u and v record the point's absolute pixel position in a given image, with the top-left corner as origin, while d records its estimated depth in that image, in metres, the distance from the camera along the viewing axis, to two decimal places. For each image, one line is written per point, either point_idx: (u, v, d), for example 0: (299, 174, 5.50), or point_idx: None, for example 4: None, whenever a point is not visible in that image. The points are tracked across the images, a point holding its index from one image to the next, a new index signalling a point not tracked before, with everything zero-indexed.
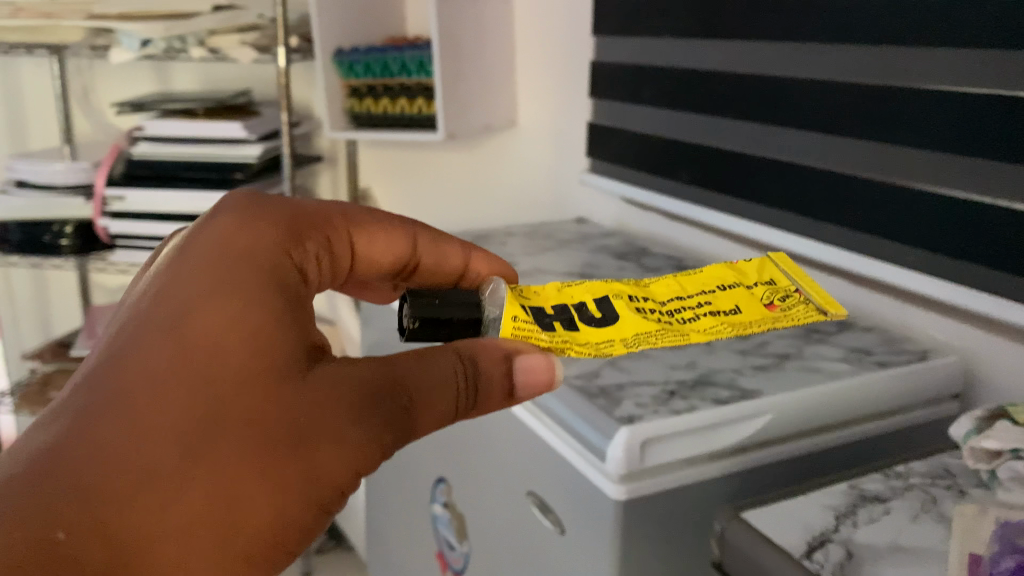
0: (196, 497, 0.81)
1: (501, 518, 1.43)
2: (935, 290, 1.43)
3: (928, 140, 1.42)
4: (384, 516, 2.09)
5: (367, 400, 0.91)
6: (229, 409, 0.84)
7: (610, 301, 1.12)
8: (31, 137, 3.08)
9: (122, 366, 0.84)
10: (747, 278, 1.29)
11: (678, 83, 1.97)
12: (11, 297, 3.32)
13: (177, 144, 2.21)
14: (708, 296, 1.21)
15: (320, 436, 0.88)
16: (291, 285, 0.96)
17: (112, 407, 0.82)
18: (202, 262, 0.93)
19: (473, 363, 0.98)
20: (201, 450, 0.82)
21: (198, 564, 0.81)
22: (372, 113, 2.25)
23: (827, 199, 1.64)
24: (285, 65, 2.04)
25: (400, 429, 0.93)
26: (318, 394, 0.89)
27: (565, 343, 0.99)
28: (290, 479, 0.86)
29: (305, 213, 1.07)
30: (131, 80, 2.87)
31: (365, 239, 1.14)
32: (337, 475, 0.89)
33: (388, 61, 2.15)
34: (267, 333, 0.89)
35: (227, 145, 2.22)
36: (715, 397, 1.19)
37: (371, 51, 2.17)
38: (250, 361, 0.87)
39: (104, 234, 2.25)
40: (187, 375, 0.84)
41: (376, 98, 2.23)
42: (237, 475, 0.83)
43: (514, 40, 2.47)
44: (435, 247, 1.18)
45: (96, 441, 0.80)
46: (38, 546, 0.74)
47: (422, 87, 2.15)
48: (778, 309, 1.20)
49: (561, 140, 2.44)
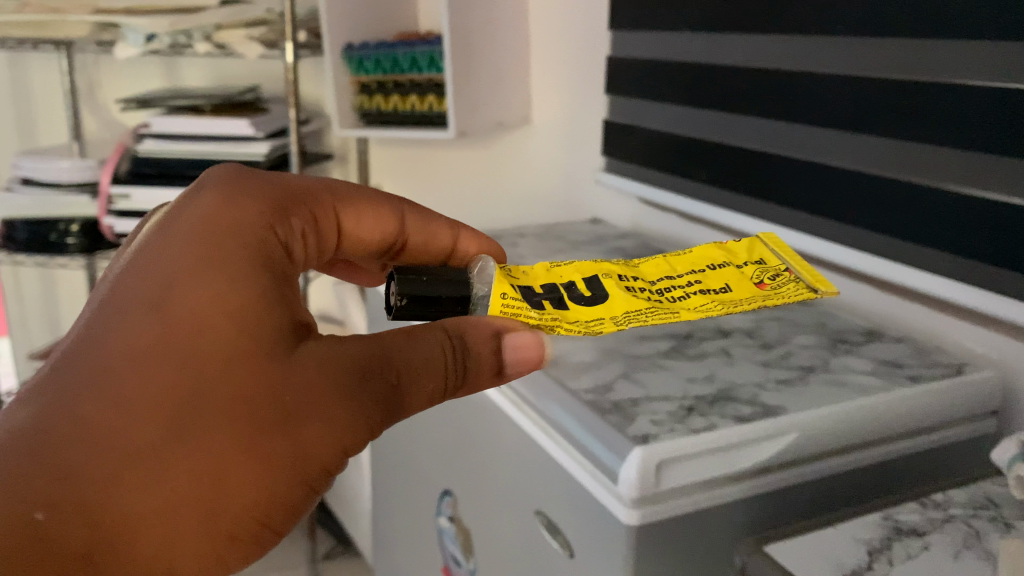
0: (181, 474, 0.86)
1: (510, 534, 1.38)
2: (971, 299, 1.36)
3: (965, 140, 1.34)
4: (392, 526, 2.04)
5: (352, 379, 0.94)
6: (208, 390, 0.88)
7: (601, 282, 1.11)
8: (41, 134, 3.05)
9: (107, 346, 0.89)
10: (739, 255, 1.24)
11: (699, 80, 1.90)
12: (21, 296, 3.30)
13: (182, 141, 2.17)
14: (698, 274, 1.17)
15: (303, 416, 0.91)
16: (277, 264, 1.00)
17: (98, 386, 0.87)
18: (187, 243, 0.96)
19: (465, 344, 1.00)
20: (183, 429, 0.87)
21: (185, 531, 0.88)
22: (382, 111, 2.20)
23: (852, 200, 1.57)
24: (293, 61, 1.98)
25: (391, 410, 0.96)
26: (301, 375, 0.91)
27: (554, 319, 1.00)
28: (273, 454, 0.90)
29: (292, 191, 1.11)
30: (139, 76, 2.83)
31: (353, 217, 1.18)
32: (321, 452, 0.93)
33: (398, 57, 2.10)
34: (249, 313, 0.92)
35: (234, 143, 2.17)
36: (736, 414, 1.13)
37: (381, 47, 2.12)
38: (230, 342, 0.90)
39: (110, 233, 2.21)
40: (171, 356, 0.89)
41: (386, 95, 2.18)
42: (221, 451, 0.88)
43: (530, 36, 2.41)
44: (423, 226, 1.21)
45: (83, 419, 0.85)
46: (21, 521, 0.80)
47: (433, 83, 2.09)
48: (769, 286, 1.14)
49: (577, 139, 2.38)
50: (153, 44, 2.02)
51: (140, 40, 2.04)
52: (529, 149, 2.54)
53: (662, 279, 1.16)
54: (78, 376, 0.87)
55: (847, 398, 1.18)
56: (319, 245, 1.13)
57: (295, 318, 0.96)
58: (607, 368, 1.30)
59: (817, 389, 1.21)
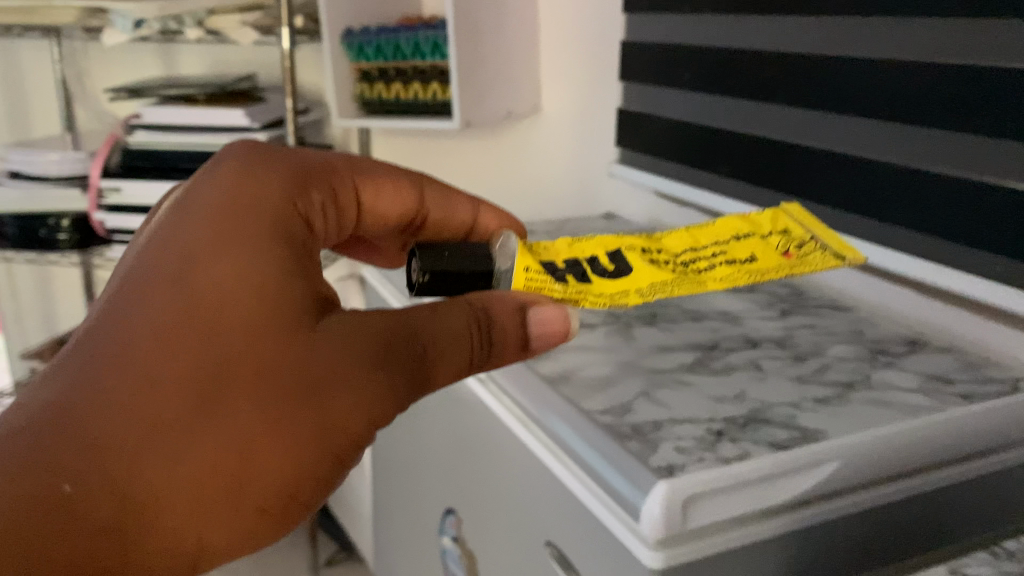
0: (206, 443, 0.93)
1: (522, 535, 1.36)
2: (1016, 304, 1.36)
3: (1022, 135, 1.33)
4: (399, 526, 2.02)
5: (373, 350, 1.01)
6: (231, 361, 0.95)
7: (624, 257, 1.15)
8: (34, 125, 3.01)
9: (133, 325, 0.96)
10: (762, 226, 1.25)
11: (737, 67, 1.88)
12: (15, 293, 3.25)
13: (177, 133, 2.12)
14: (722, 244, 1.19)
15: (325, 388, 0.97)
16: (297, 241, 1.07)
17: (125, 362, 0.93)
18: (207, 224, 1.04)
19: (485, 315, 1.07)
20: (208, 399, 0.94)
21: (212, 503, 0.93)
22: (383, 99, 2.16)
23: (887, 195, 1.58)
24: (291, 47, 1.94)
25: (413, 378, 1.03)
26: (323, 345, 0.99)
27: (579, 292, 1.07)
28: (296, 424, 0.96)
29: (313, 165, 1.19)
30: (133, 65, 2.78)
31: (373, 193, 1.25)
32: (346, 422, 0.99)
33: (401, 42, 2.05)
34: (272, 289, 1.00)
35: (229, 133, 2.12)
36: (771, 440, 1.12)
37: (382, 32, 2.08)
38: (251, 315, 0.97)
39: (101, 228, 2.17)
40: (195, 333, 0.96)
41: (387, 83, 2.14)
42: (246, 425, 0.94)
43: (538, 21, 2.36)
44: (442, 202, 1.29)
45: (110, 395, 0.91)
46: (53, 493, 0.86)
47: (436, 70, 2.06)
48: (795, 256, 1.16)
49: (602, 132, 2.38)
50: (142, 29, 1.97)
51: (128, 26, 1.97)
52: (535, 144, 2.52)
53: (687, 250, 1.19)
54: (104, 350, 0.95)
55: (889, 423, 1.17)
56: (340, 219, 1.20)
57: (317, 290, 1.04)
58: (636, 386, 1.30)
59: (856, 411, 1.20)
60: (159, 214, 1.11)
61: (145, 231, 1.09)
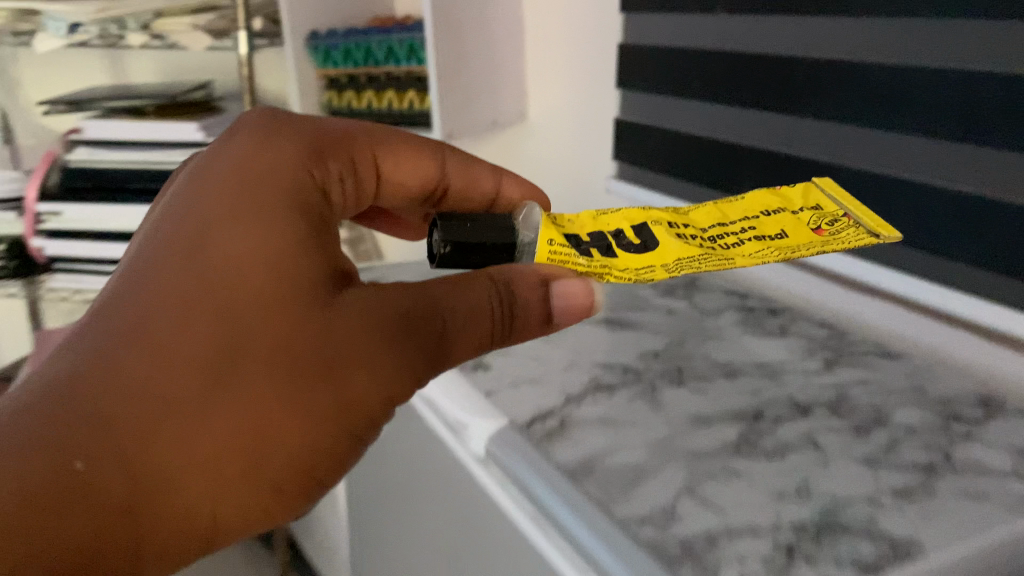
0: (222, 417, 0.89)
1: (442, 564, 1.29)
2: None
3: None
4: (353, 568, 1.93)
5: (395, 326, 0.95)
6: (253, 338, 0.91)
7: (649, 228, 1.06)
8: None
9: (140, 300, 0.92)
10: (794, 201, 1.27)
11: (675, 75, 1.78)
12: None
13: (126, 149, 2.04)
14: (754, 218, 1.21)
15: (344, 370, 0.93)
16: (313, 213, 1.03)
17: (143, 332, 0.90)
18: (223, 191, 1.01)
19: (508, 291, 0.98)
20: (227, 377, 0.90)
21: (229, 484, 0.91)
22: (353, 107, 2.11)
23: (873, 177, 1.46)
24: (246, 53, 1.96)
25: (435, 348, 0.97)
26: (339, 325, 0.93)
27: (604, 265, 0.98)
28: (318, 404, 0.93)
29: (332, 135, 1.20)
30: (68, 68, 2.63)
31: (391, 162, 1.28)
32: (366, 401, 0.95)
33: (372, 46, 2.00)
34: (288, 263, 0.95)
35: (183, 149, 2.01)
36: (855, 558, 0.80)
37: (349, 35, 2.02)
38: (269, 293, 0.93)
39: (40, 256, 2.10)
40: (210, 306, 0.92)
41: (358, 91, 2.08)
42: (263, 398, 0.91)
43: None
44: (465, 171, 1.33)
45: (116, 370, 0.88)
46: (64, 470, 0.83)
47: (411, 77, 2.01)
48: (828, 228, 1.20)
49: None
50: (77, 33, 2.00)
51: (61, 29, 2.01)
52: None
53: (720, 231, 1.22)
54: (123, 324, 0.90)
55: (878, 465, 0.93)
56: (358, 191, 1.24)
57: (335, 264, 0.99)
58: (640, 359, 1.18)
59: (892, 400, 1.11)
60: (178, 178, 1.09)
61: (162, 198, 1.07)
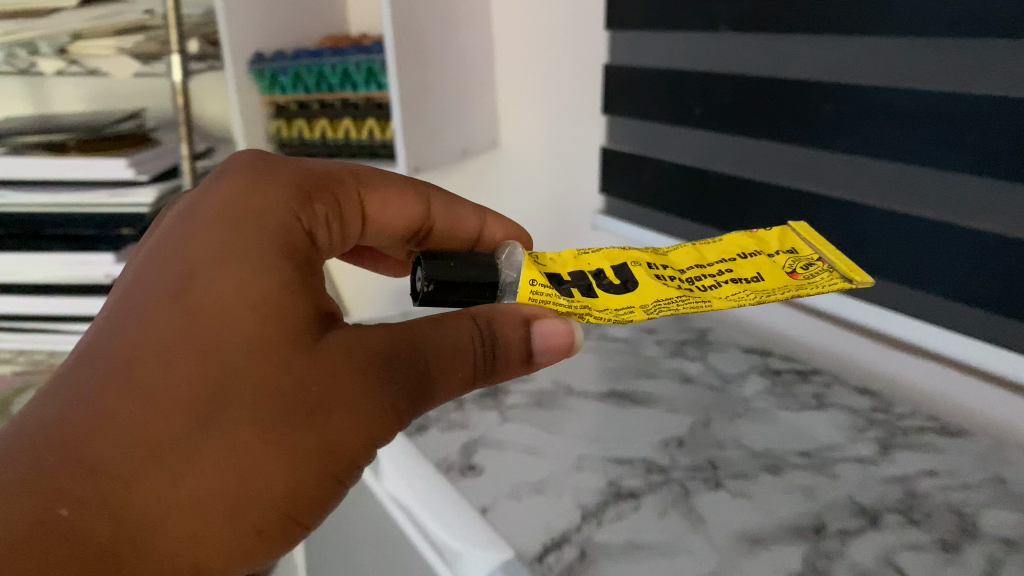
0: (197, 474, 0.71)
1: None
2: None
3: None
4: None
5: (379, 363, 0.77)
6: (236, 385, 0.73)
7: (628, 271, 0.91)
8: None
9: (125, 327, 0.76)
10: (769, 245, 1.01)
11: (667, 101, 1.60)
12: None
13: (37, 190, 1.74)
14: (726, 261, 0.96)
15: (329, 408, 0.75)
16: (302, 246, 0.84)
17: (124, 365, 0.73)
18: (206, 210, 0.84)
19: (491, 330, 0.82)
20: (206, 427, 0.72)
21: (215, 543, 0.72)
22: (304, 138, 1.88)
23: (905, 242, 1.24)
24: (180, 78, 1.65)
25: (424, 391, 0.79)
26: (322, 371, 0.75)
27: (586, 303, 0.83)
28: (303, 447, 0.74)
29: (315, 176, 0.96)
30: None
31: (377, 204, 1.04)
32: (352, 445, 0.76)
33: (325, 69, 1.79)
34: (272, 282, 0.78)
35: (106, 189, 1.74)
36: None
37: (300, 57, 1.79)
38: (255, 335, 0.75)
39: None
40: (196, 331, 0.75)
41: (311, 120, 1.85)
42: (249, 440, 0.72)
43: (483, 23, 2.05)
44: (450, 210, 1.12)
45: (96, 410, 0.71)
46: (43, 521, 0.67)
47: (373, 104, 1.80)
48: (804, 276, 0.93)
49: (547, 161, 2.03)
50: None
51: None
52: None
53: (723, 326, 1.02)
54: (96, 375, 0.73)
55: None
56: (344, 231, 0.98)
57: (320, 306, 0.80)
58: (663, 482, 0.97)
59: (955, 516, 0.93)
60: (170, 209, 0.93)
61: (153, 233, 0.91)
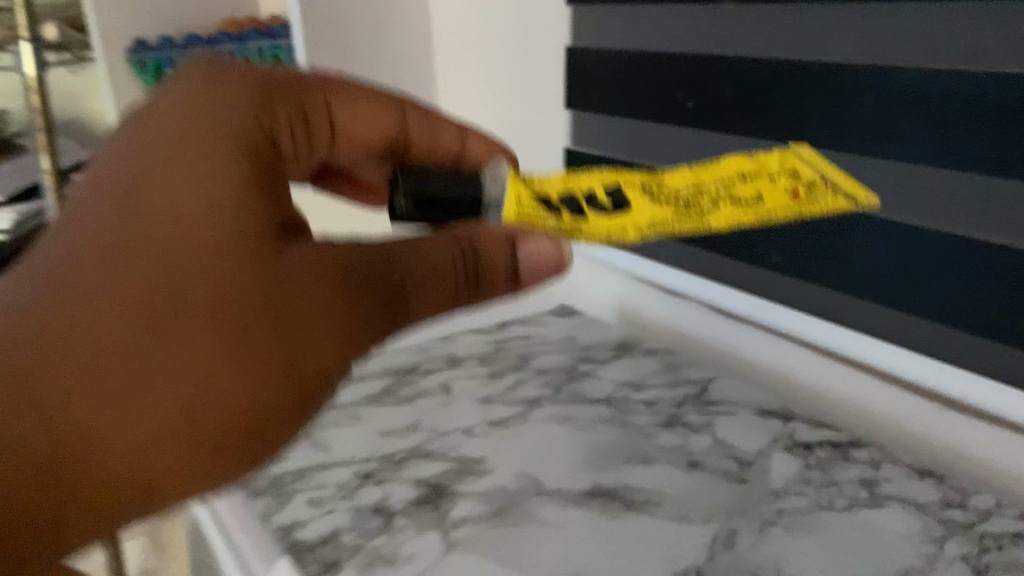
0: (157, 398, 0.62)
1: None
2: None
3: None
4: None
5: (350, 275, 0.68)
6: (194, 295, 0.64)
7: (622, 193, 0.80)
8: None
9: (71, 224, 0.68)
10: (768, 162, 0.88)
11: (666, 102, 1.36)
12: None
13: None
14: (724, 178, 0.83)
15: (295, 318, 0.65)
16: (265, 136, 0.73)
17: (68, 264, 0.65)
18: (159, 98, 0.73)
19: (475, 253, 0.74)
20: (158, 341, 0.63)
21: (167, 463, 0.63)
22: None
23: (921, 289, 1.12)
24: (25, 77, 1.32)
25: (395, 310, 0.71)
26: (288, 280, 0.66)
27: (576, 224, 0.75)
28: (263, 359, 0.64)
29: (278, 77, 0.78)
30: None
31: (350, 107, 0.82)
32: (320, 357, 0.66)
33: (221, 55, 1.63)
34: (233, 174, 0.68)
35: None
36: None
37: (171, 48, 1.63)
38: (213, 237, 0.65)
39: None
40: (144, 228, 0.66)
41: None
42: (202, 351, 0.63)
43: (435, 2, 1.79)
44: (438, 117, 0.89)
45: (37, 310, 0.64)
46: None
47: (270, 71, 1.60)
48: (803, 202, 0.81)
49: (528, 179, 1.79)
50: None
51: None
52: None
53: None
54: (39, 283, 0.65)
55: None
56: (309, 141, 0.79)
57: (282, 204, 0.70)
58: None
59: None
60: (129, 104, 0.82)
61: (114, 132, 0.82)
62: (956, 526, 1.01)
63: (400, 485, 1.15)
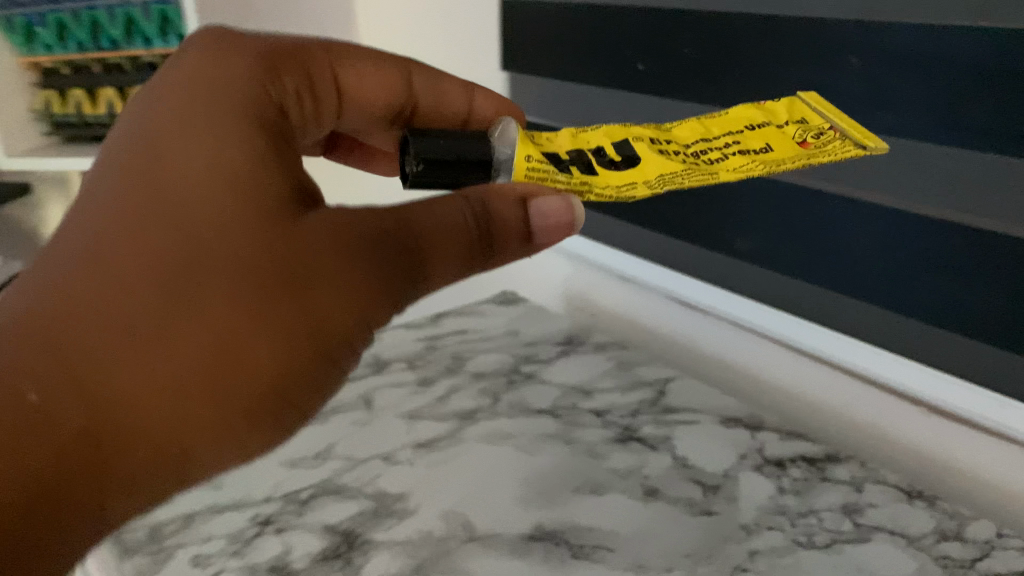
0: (185, 381, 0.59)
1: None
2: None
3: None
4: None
5: (363, 232, 0.63)
6: (218, 255, 0.61)
7: (629, 145, 0.73)
8: None
9: (80, 213, 0.63)
10: (775, 113, 0.80)
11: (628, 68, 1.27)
12: None
13: None
14: (729, 133, 0.76)
15: (313, 278, 0.61)
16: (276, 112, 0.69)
17: (83, 249, 0.62)
18: (163, 79, 0.70)
19: (484, 210, 0.68)
20: (182, 320, 0.60)
21: (205, 456, 0.61)
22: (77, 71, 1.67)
23: (907, 276, 1.01)
24: None
25: (417, 265, 0.66)
26: (308, 245, 0.62)
27: (587, 180, 0.69)
28: (288, 320, 0.61)
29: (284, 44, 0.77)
30: None
31: (353, 74, 0.84)
32: (342, 323, 0.63)
33: None
34: (244, 141, 0.65)
35: None
36: None
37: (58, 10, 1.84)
38: (233, 207, 0.62)
39: None
40: (155, 206, 0.62)
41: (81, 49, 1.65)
42: (223, 325, 0.60)
43: None
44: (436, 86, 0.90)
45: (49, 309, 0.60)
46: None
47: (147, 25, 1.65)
48: (815, 145, 0.73)
49: None
50: None
51: None
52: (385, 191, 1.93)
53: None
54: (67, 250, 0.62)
55: None
56: (316, 111, 0.81)
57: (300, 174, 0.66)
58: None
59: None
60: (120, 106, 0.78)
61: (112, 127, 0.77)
62: (955, 566, 0.89)
63: (303, 533, 0.94)
